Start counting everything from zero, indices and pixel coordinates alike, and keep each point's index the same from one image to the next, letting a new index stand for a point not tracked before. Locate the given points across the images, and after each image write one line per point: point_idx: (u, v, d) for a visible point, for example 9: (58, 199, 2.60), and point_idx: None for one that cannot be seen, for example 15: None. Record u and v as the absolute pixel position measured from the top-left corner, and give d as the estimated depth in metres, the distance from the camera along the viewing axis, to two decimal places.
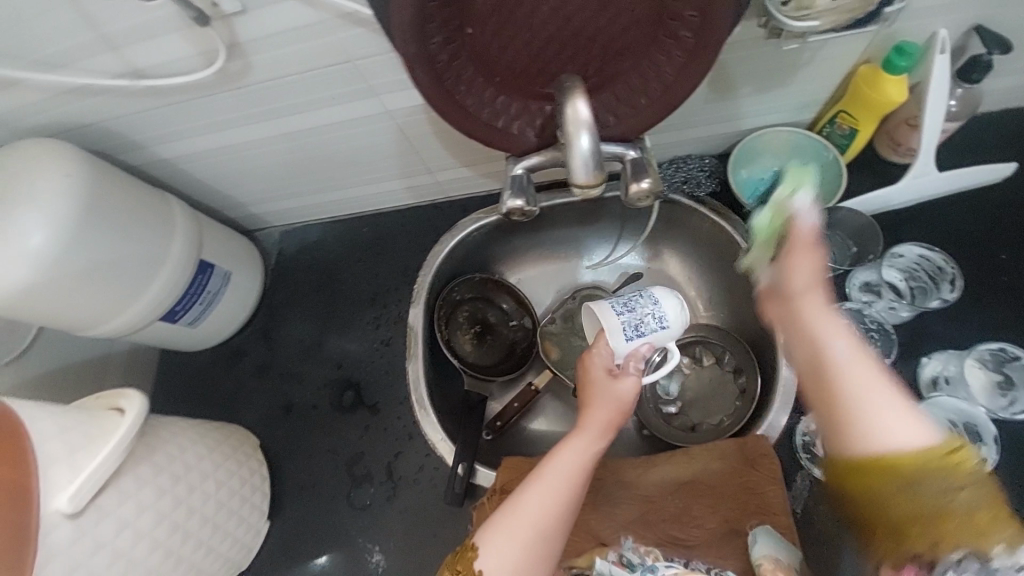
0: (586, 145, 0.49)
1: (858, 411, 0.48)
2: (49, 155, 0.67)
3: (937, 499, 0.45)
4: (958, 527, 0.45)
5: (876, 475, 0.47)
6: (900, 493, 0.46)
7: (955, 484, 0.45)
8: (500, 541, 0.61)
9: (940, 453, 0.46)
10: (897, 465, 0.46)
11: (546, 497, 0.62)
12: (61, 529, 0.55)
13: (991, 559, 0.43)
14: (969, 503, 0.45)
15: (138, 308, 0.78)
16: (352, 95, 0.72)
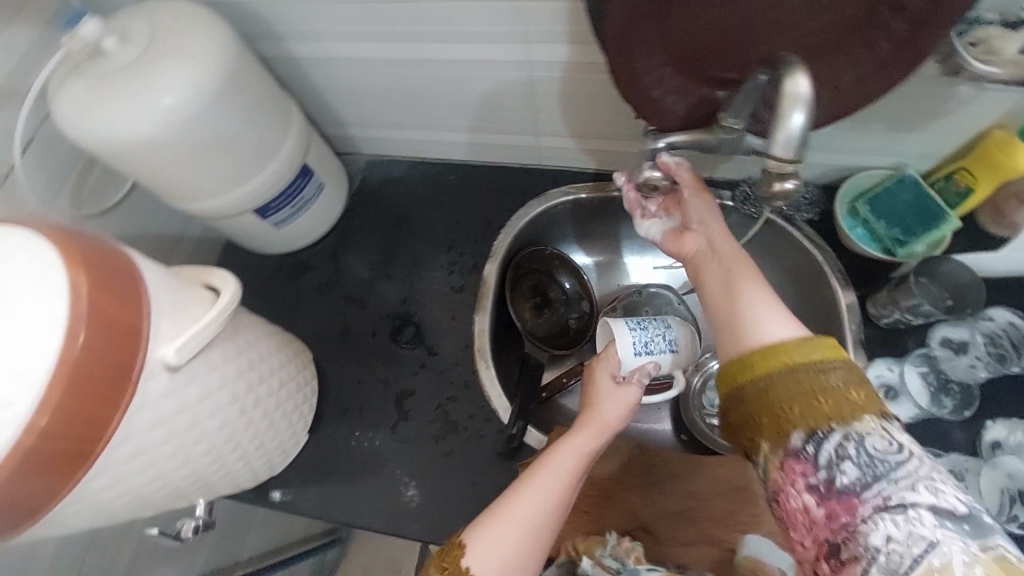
0: (797, 122, 0.44)
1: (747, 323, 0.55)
2: (198, 18, 0.67)
3: (815, 381, 0.49)
4: (828, 406, 0.48)
5: (760, 369, 0.51)
6: (786, 384, 0.50)
7: (824, 367, 0.49)
8: (492, 540, 0.57)
9: (802, 346, 0.51)
10: (789, 362, 0.50)
11: (537, 495, 0.59)
12: (159, 379, 0.54)
13: (865, 434, 0.46)
14: (839, 384, 0.48)
15: (239, 193, 0.77)
16: (507, 34, 0.72)
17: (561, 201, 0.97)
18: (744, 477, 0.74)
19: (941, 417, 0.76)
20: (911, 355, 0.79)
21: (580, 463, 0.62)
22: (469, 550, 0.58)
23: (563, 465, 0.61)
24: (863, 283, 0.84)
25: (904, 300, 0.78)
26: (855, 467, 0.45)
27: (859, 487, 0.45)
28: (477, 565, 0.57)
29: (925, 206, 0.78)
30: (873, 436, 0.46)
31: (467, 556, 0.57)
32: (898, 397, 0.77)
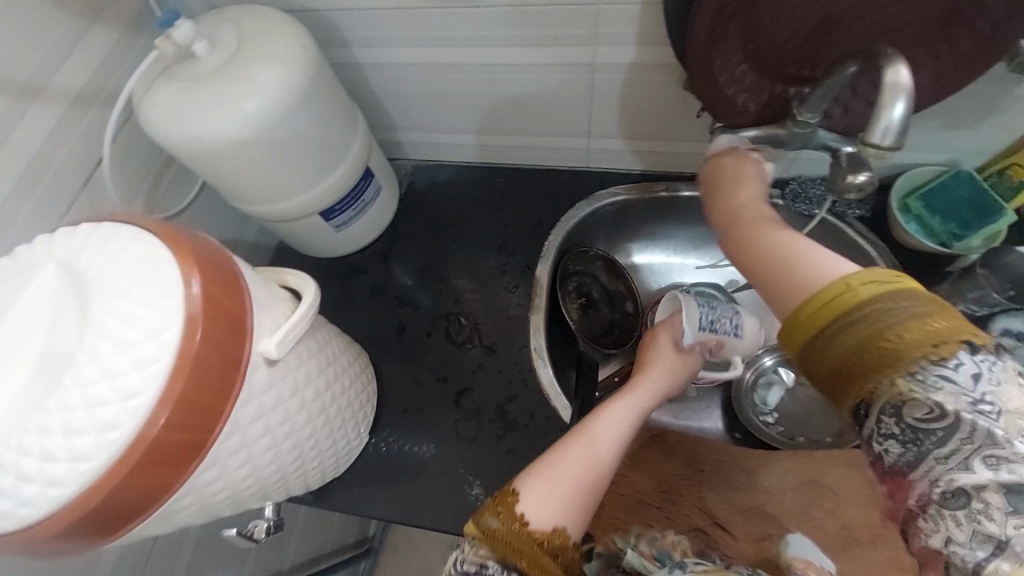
0: (897, 110, 0.45)
1: (804, 257, 0.48)
2: (283, 25, 0.68)
3: (879, 326, 0.41)
4: (897, 354, 0.41)
5: (819, 320, 0.44)
6: (844, 335, 0.43)
7: (888, 303, 0.42)
8: (547, 490, 0.56)
9: (865, 284, 0.43)
10: (847, 305, 0.43)
11: (589, 451, 0.59)
12: (259, 371, 0.54)
13: (933, 387, 0.40)
14: (906, 324, 0.41)
15: (308, 196, 0.78)
16: (574, 36, 0.74)
17: (607, 203, 1.00)
18: (815, 474, 0.75)
19: None
20: None
21: (630, 423, 0.63)
22: (523, 500, 0.55)
23: (612, 426, 0.62)
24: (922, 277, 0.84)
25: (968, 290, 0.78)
26: (908, 427, 0.41)
27: (923, 454, 0.41)
28: (533, 514, 0.54)
29: (980, 201, 0.80)
30: (940, 384, 0.40)
31: (523, 508, 0.55)
32: None
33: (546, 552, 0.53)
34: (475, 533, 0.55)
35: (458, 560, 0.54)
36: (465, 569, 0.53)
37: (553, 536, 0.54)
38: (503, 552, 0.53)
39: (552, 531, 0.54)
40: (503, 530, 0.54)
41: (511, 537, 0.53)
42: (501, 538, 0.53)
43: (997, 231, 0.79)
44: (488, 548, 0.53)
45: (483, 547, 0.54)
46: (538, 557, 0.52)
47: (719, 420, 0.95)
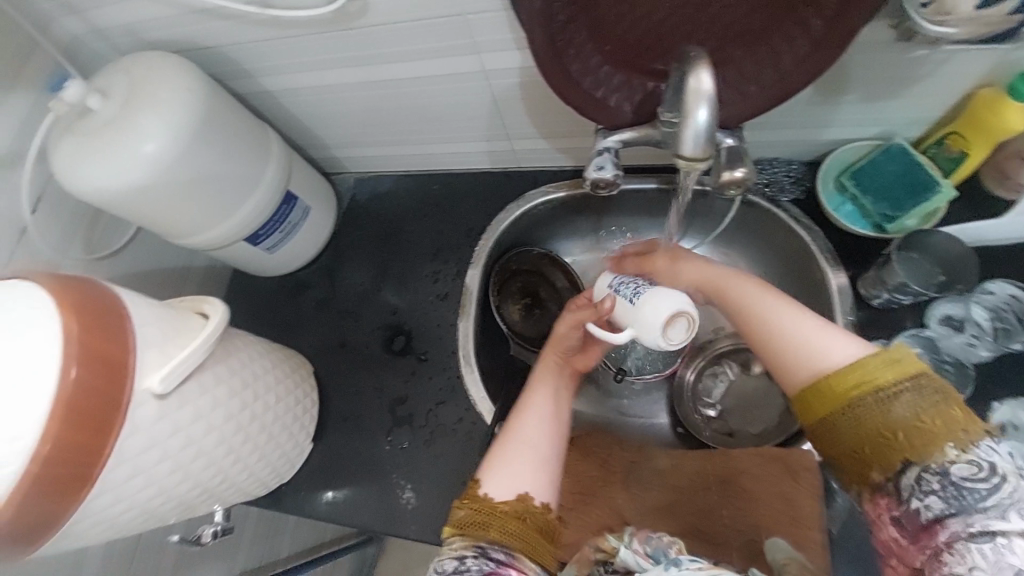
0: (701, 118, 0.44)
1: (793, 337, 0.57)
2: (172, 69, 0.72)
3: (880, 410, 0.49)
4: (909, 436, 0.48)
5: (847, 394, 0.51)
6: (850, 420, 0.50)
7: (894, 389, 0.49)
8: (505, 469, 0.60)
9: (870, 367, 0.51)
10: (857, 391, 0.51)
11: (526, 425, 0.64)
12: (148, 406, 0.61)
13: (950, 463, 0.46)
14: (912, 408, 0.48)
15: (230, 226, 0.83)
16: (456, 49, 0.72)
17: (540, 202, 0.97)
18: (726, 467, 0.76)
19: None
20: (900, 334, 0.75)
21: (556, 390, 0.69)
22: (487, 482, 0.59)
23: (544, 398, 0.66)
24: (855, 263, 0.79)
25: (895, 278, 0.73)
26: (943, 497, 0.45)
27: (945, 521, 0.44)
28: (496, 491, 0.58)
29: (914, 176, 0.73)
30: (972, 468, 0.45)
31: (485, 489, 0.58)
32: None
33: (513, 521, 0.56)
34: (450, 532, 0.56)
35: (436, 561, 0.54)
36: (442, 569, 0.52)
37: (521, 505, 0.57)
38: (477, 534, 0.55)
39: (517, 499, 0.57)
40: (470, 513, 0.56)
41: (478, 515, 0.56)
42: (471, 521, 0.56)
43: (937, 209, 0.72)
44: (471, 538, 0.55)
45: (458, 542, 0.55)
46: (512, 528, 0.55)
47: (663, 414, 0.92)
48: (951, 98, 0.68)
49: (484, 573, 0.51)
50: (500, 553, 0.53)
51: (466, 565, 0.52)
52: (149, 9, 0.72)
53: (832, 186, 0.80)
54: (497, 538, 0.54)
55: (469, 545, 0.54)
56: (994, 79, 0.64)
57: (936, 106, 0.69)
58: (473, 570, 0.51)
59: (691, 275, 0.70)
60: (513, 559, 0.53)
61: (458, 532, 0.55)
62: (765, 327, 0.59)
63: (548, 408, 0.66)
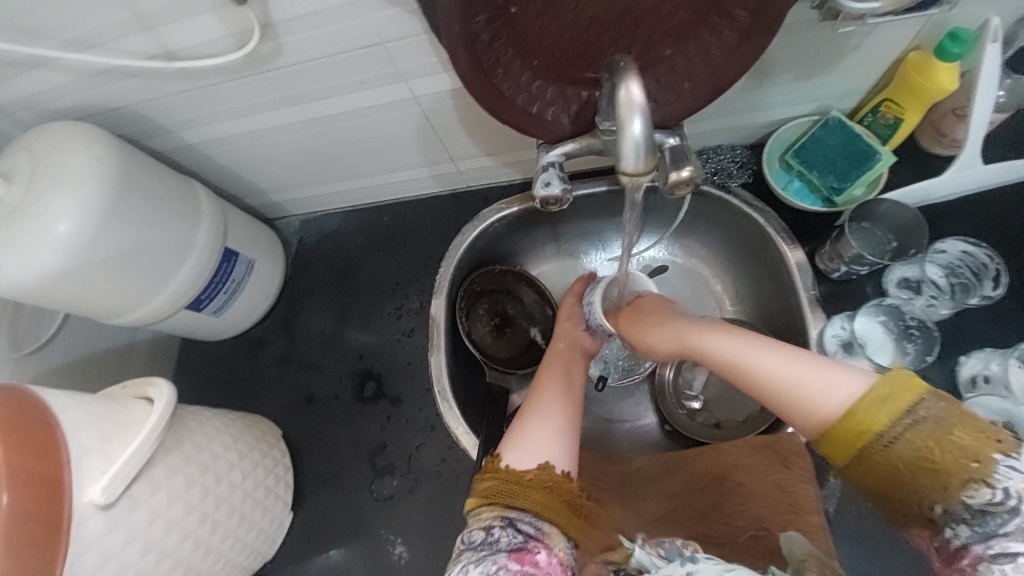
0: (638, 129, 0.42)
1: (784, 379, 0.50)
2: (74, 141, 0.66)
3: (888, 455, 0.43)
4: (926, 473, 0.42)
5: (849, 439, 0.45)
6: (861, 467, 0.45)
7: (893, 429, 0.43)
8: (526, 443, 0.58)
9: (867, 407, 0.44)
10: (859, 434, 0.44)
11: (546, 413, 0.61)
12: (93, 519, 0.55)
13: (972, 498, 0.40)
14: (919, 446, 0.42)
15: (165, 297, 0.77)
16: (381, 79, 0.69)
17: (495, 220, 0.93)
18: (721, 464, 0.76)
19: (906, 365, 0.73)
20: (866, 304, 0.76)
21: (564, 386, 0.66)
22: (509, 455, 0.57)
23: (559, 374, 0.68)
24: (808, 239, 0.81)
25: (849, 249, 0.75)
26: (971, 527, 0.40)
27: (974, 549, 0.39)
28: (516, 459, 0.56)
29: (855, 147, 0.74)
30: (994, 498, 0.39)
31: (507, 460, 0.56)
32: (857, 351, 0.72)
33: (537, 490, 0.53)
34: (477, 504, 0.54)
35: (465, 536, 0.52)
36: (471, 540, 0.51)
37: (545, 473, 0.55)
38: (504, 503, 0.52)
39: (541, 467, 0.55)
40: (499, 483, 0.54)
41: (506, 487, 0.53)
42: (501, 491, 0.53)
43: (879, 175, 0.73)
44: (497, 507, 0.52)
45: (486, 512, 0.53)
46: (537, 496, 0.53)
47: (650, 413, 0.90)
48: (876, 69, 0.69)
49: (512, 549, 0.49)
50: (527, 523, 0.51)
51: (495, 536, 0.50)
52: (36, 78, 0.66)
53: (777, 165, 0.80)
54: (523, 508, 0.52)
55: (498, 514, 0.52)
56: (922, 40, 0.65)
57: (864, 77, 0.71)
58: (502, 544, 0.50)
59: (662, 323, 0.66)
60: (539, 531, 0.51)
61: (485, 503, 0.53)
62: (753, 378, 0.53)
63: (560, 402, 0.63)
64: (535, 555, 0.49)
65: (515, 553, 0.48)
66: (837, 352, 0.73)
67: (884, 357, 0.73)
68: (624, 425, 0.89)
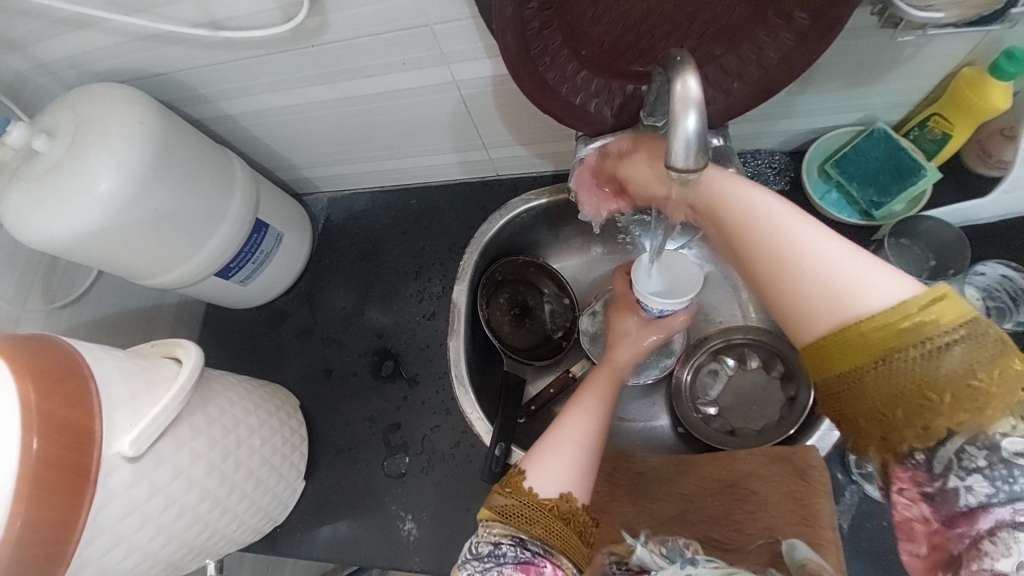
0: (691, 125, 0.42)
1: (810, 267, 0.45)
2: (121, 102, 0.67)
3: (924, 367, 0.41)
4: (953, 394, 0.41)
5: (883, 347, 0.42)
6: (880, 373, 0.42)
7: (940, 341, 0.41)
8: (552, 469, 0.58)
9: (915, 310, 0.41)
10: (898, 342, 0.42)
11: (574, 435, 0.61)
12: (120, 470, 0.57)
13: (1000, 436, 0.40)
14: (961, 363, 0.41)
15: (197, 263, 0.78)
16: (424, 61, 0.69)
17: (523, 210, 0.92)
18: (733, 472, 0.77)
19: None
20: None
21: (598, 403, 0.67)
22: (529, 475, 0.58)
23: (597, 387, 0.69)
24: None
25: (885, 265, 0.73)
26: (988, 476, 0.40)
27: (991, 503, 0.40)
28: (540, 484, 0.57)
29: (897, 162, 0.72)
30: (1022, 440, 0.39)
31: (528, 482, 0.57)
32: None
33: (552, 519, 0.55)
34: (489, 516, 0.55)
35: (472, 545, 0.54)
36: (477, 551, 0.53)
37: (565, 504, 0.56)
38: (517, 524, 0.54)
39: (562, 498, 0.56)
40: (514, 504, 0.55)
41: (521, 510, 0.55)
42: (516, 513, 0.55)
43: (922, 192, 0.72)
44: (511, 527, 0.54)
45: (497, 527, 0.55)
46: (554, 527, 0.55)
47: (663, 415, 0.90)
48: (928, 82, 0.67)
49: (518, 561, 0.51)
50: (536, 544, 0.53)
51: (502, 550, 0.52)
52: (87, 38, 0.67)
53: (816, 174, 0.78)
54: (535, 533, 0.53)
55: (508, 532, 0.54)
56: (978, 56, 0.64)
57: (916, 90, 0.69)
58: (507, 557, 0.52)
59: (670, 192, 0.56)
60: (548, 551, 0.53)
61: (498, 519, 0.55)
62: (775, 258, 0.46)
63: (591, 421, 0.63)
64: (541, 567, 0.51)
65: (521, 566, 0.51)
66: None
67: None
68: (638, 425, 0.89)
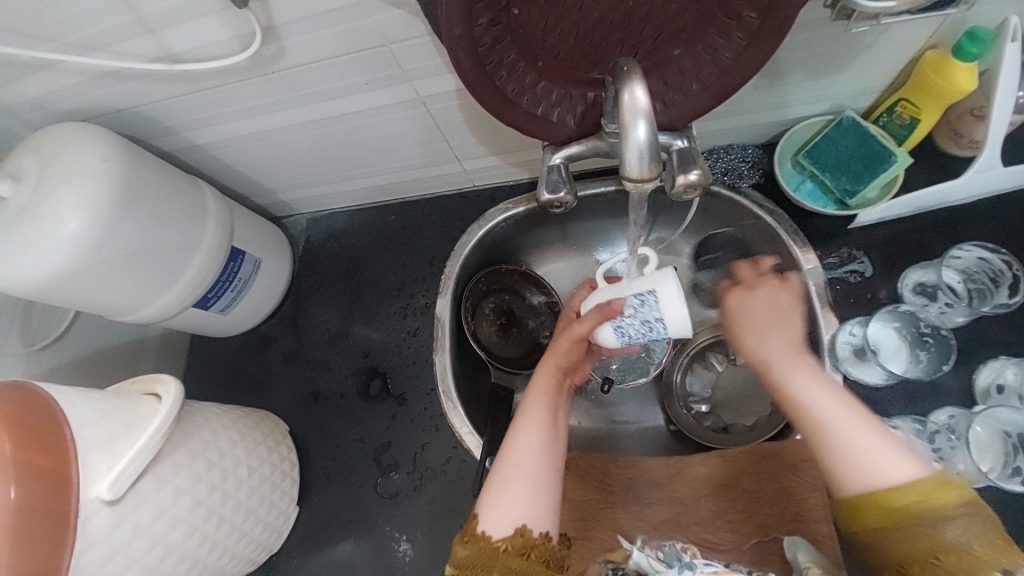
0: (642, 134, 0.42)
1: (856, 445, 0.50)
2: (81, 140, 0.66)
3: (931, 532, 0.45)
4: (956, 557, 0.44)
5: (895, 513, 0.47)
6: (897, 535, 0.47)
7: (945, 516, 0.45)
8: (502, 502, 0.56)
9: (920, 487, 0.47)
10: (907, 510, 0.47)
11: (529, 461, 0.58)
12: (100, 515, 0.56)
13: None
14: (963, 532, 0.45)
15: (172, 296, 0.78)
16: (385, 80, 0.69)
17: (501, 219, 0.92)
18: (725, 471, 0.76)
19: (917, 373, 0.72)
20: (881, 309, 0.74)
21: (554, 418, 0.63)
22: (484, 516, 0.56)
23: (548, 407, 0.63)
24: (822, 241, 0.79)
25: None
26: None
27: None
28: (493, 527, 0.55)
29: (869, 149, 0.72)
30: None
31: (482, 523, 0.55)
32: (868, 357, 0.72)
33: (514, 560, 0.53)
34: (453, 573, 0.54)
35: None
36: None
37: (518, 539, 0.54)
38: None
39: (516, 534, 0.54)
40: (472, 554, 0.54)
41: (481, 559, 0.54)
42: (474, 565, 0.54)
43: (894, 176, 0.72)
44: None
45: None
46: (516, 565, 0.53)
47: (654, 415, 0.89)
48: (891, 68, 0.67)
49: None
50: None
51: None
52: (46, 80, 0.67)
53: (788, 166, 0.79)
54: None
55: None
56: (941, 39, 0.63)
57: (881, 76, 0.69)
58: None
59: (745, 340, 0.60)
60: None
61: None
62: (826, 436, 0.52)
63: (545, 445, 0.60)
64: None
65: None
66: (847, 358, 0.73)
67: (895, 366, 0.72)
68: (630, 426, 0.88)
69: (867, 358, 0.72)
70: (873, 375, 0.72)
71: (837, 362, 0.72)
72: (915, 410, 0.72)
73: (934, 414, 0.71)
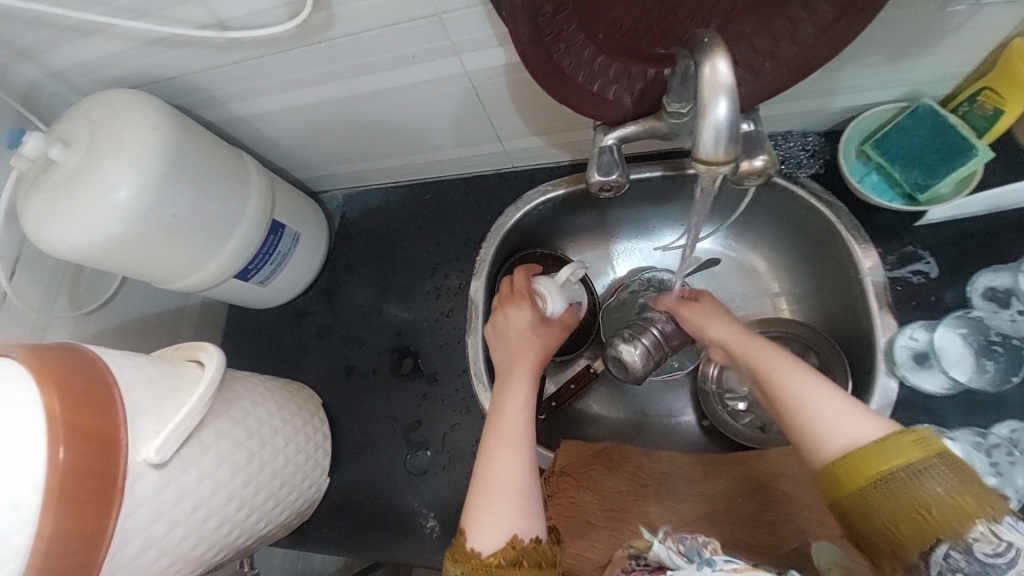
0: (722, 112, 0.39)
1: (815, 415, 0.51)
2: (132, 106, 0.66)
3: (907, 488, 0.45)
4: (935, 514, 0.44)
5: (869, 474, 0.46)
6: (875, 495, 0.46)
7: (920, 469, 0.45)
8: (488, 522, 0.55)
9: (892, 445, 0.46)
10: (882, 469, 0.46)
11: (503, 473, 0.57)
12: (147, 477, 0.57)
13: (978, 540, 0.43)
14: (939, 483, 0.44)
15: (214, 266, 0.78)
16: (433, 52, 0.66)
17: (541, 202, 0.89)
18: (767, 473, 0.74)
19: (982, 383, 0.68)
20: (949, 314, 0.70)
21: (523, 413, 0.63)
22: (471, 533, 0.56)
23: (518, 406, 0.63)
24: (885, 237, 0.74)
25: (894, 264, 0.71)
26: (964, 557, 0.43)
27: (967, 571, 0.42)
28: (484, 544, 0.55)
29: (945, 140, 0.67)
30: (997, 549, 0.42)
31: (473, 540, 0.55)
32: (931, 364, 0.68)
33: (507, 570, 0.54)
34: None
35: None
36: None
37: (512, 550, 0.54)
38: None
39: (508, 546, 0.54)
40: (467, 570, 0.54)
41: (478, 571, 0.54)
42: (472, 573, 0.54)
43: (972, 171, 0.67)
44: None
45: None
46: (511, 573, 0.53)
47: (689, 410, 0.87)
48: (981, 51, 0.62)
49: None
50: None
51: None
52: (99, 45, 0.67)
53: (852, 156, 0.74)
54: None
55: None
56: None
57: (967, 60, 0.63)
58: None
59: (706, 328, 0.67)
60: None
61: None
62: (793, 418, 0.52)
63: (517, 447, 0.59)
64: None
65: None
66: (906, 363, 0.69)
67: (961, 373, 0.68)
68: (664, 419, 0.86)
69: (927, 364, 0.68)
70: (933, 382, 0.68)
71: (894, 366, 0.68)
72: (974, 422, 0.68)
73: (996, 426, 0.66)
